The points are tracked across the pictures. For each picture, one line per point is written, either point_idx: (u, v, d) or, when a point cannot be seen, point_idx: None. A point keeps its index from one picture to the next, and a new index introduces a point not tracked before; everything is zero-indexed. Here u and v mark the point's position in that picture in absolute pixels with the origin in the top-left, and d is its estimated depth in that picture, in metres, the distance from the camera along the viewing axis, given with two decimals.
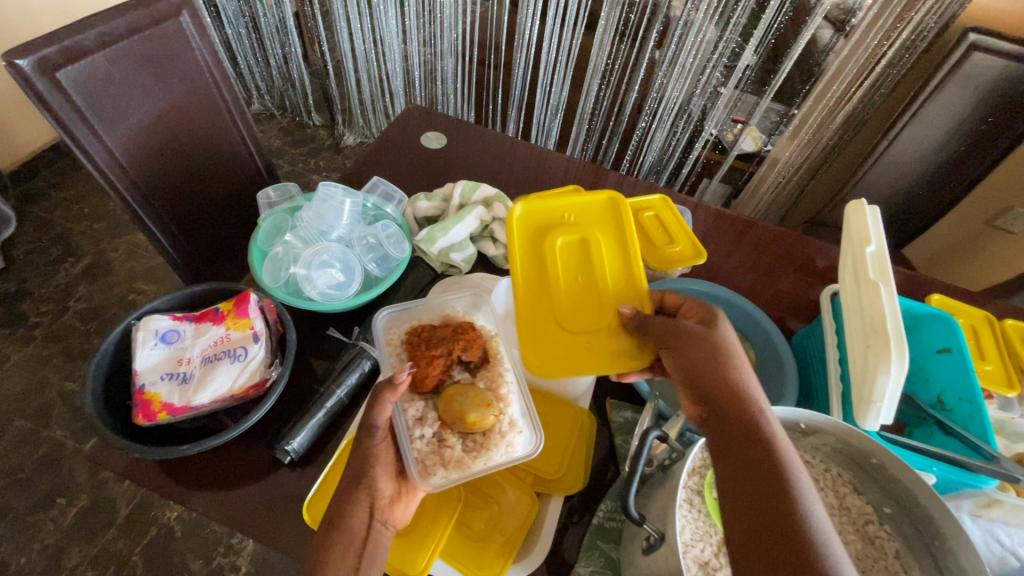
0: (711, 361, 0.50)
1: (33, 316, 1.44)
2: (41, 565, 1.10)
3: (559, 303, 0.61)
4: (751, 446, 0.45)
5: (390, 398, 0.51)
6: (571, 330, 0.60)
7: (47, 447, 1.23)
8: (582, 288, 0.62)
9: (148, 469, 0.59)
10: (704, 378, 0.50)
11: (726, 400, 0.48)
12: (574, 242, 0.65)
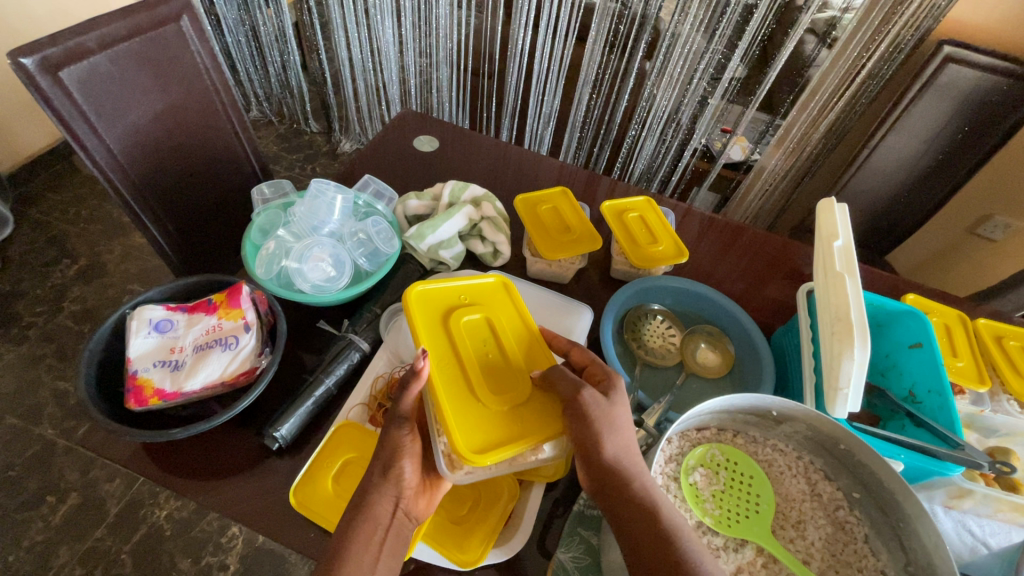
0: (595, 439, 0.49)
1: (28, 316, 1.45)
2: (28, 564, 1.09)
3: (472, 379, 0.56)
4: (644, 523, 0.46)
5: (415, 385, 0.53)
6: (493, 407, 0.55)
7: (37, 446, 1.23)
8: (494, 361, 0.58)
9: (138, 457, 0.60)
10: (591, 460, 0.49)
11: (616, 477, 0.48)
12: (480, 315, 0.61)
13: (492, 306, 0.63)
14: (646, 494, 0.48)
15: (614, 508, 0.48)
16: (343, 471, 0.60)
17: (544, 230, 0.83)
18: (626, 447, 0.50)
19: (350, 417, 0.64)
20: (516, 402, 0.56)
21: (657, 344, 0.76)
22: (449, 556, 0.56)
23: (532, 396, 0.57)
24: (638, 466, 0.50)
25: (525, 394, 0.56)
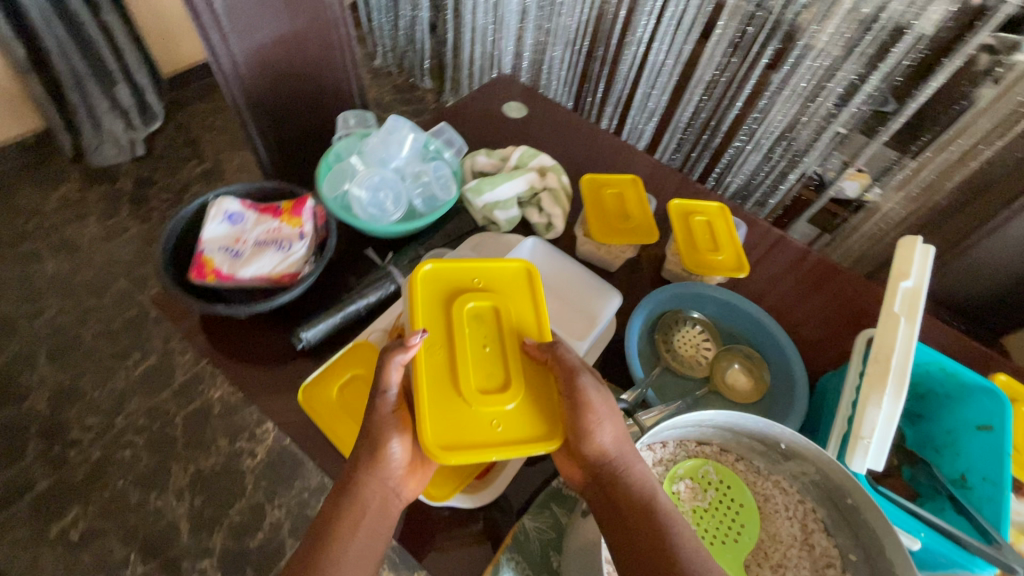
0: (597, 424, 0.52)
1: (155, 200, 1.68)
2: (107, 403, 1.29)
3: (459, 372, 0.56)
4: (636, 509, 0.49)
5: (400, 359, 0.54)
6: (477, 405, 0.55)
7: (135, 309, 1.44)
8: (490, 355, 0.59)
9: (192, 327, 0.69)
10: (589, 446, 0.52)
11: (610, 463, 0.51)
12: (485, 302, 0.61)
13: (498, 294, 0.63)
14: (639, 482, 0.51)
15: (609, 495, 0.51)
16: (350, 382, 0.65)
17: (602, 214, 0.82)
18: (621, 433, 0.53)
19: (370, 338, 0.68)
20: (505, 400, 0.56)
21: (687, 353, 0.73)
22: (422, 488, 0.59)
23: (521, 397, 0.57)
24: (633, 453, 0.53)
25: (513, 398, 0.56)
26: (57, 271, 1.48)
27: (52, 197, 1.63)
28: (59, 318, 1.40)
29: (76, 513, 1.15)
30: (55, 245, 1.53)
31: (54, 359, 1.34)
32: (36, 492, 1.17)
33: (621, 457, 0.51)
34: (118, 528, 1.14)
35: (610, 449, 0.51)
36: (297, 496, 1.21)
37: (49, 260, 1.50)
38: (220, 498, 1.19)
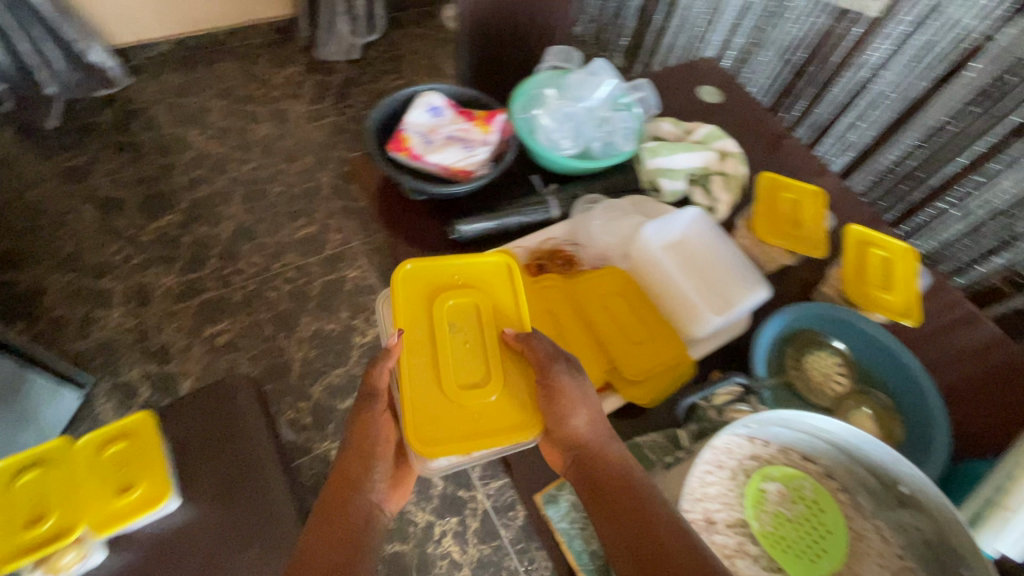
0: (568, 415, 0.57)
1: (354, 100, 1.90)
2: (271, 249, 1.52)
3: (440, 370, 0.61)
4: (614, 493, 0.52)
5: (387, 362, 0.60)
6: (458, 397, 0.60)
7: (313, 184, 1.67)
8: (469, 349, 0.63)
9: (373, 192, 0.79)
10: (564, 429, 0.56)
11: (587, 445, 0.55)
12: (466, 300, 0.65)
13: (477, 290, 0.67)
14: (615, 465, 0.54)
15: (587, 479, 0.54)
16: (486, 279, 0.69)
17: (772, 214, 0.79)
18: (594, 415, 0.57)
19: (515, 250, 0.73)
20: (489, 394, 0.61)
21: (817, 377, 0.68)
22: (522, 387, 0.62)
23: (502, 391, 0.62)
24: (607, 439, 0.56)
25: (494, 391, 0.61)
26: (267, 134, 1.75)
27: (281, 73, 1.91)
28: (257, 172, 1.67)
29: (225, 324, 1.38)
30: (271, 113, 1.81)
31: (245, 202, 1.60)
32: (203, 297, 1.42)
33: (593, 441, 0.55)
34: (250, 349, 1.36)
35: (582, 431, 0.56)
36: None
37: (264, 123, 1.78)
38: (328, 358, 1.36)
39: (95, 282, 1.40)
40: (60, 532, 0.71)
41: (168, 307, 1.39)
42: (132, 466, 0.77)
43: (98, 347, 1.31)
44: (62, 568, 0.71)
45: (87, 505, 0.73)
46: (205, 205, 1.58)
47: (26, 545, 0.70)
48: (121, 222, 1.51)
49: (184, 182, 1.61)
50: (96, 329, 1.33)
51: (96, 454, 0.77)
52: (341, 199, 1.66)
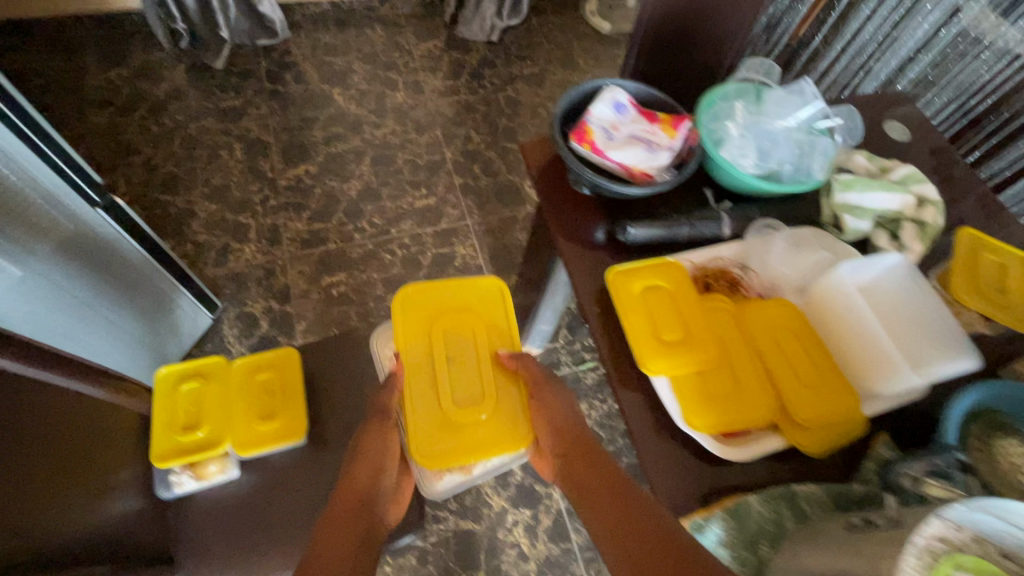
0: (558, 422, 0.74)
1: (486, 80, 1.93)
2: (391, 214, 1.58)
3: (441, 391, 0.77)
4: (597, 477, 0.65)
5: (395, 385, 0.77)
6: (459, 417, 0.76)
7: (438, 157, 1.71)
8: (468, 372, 0.79)
9: (542, 181, 0.80)
10: (554, 433, 0.73)
11: (571, 448, 0.71)
12: (464, 331, 0.82)
13: (477, 321, 0.83)
14: (597, 458, 0.68)
15: (572, 477, 0.69)
16: (654, 288, 0.67)
17: (973, 274, 0.71)
18: (571, 421, 0.74)
19: (683, 264, 0.70)
20: (486, 414, 0.77)
21: (1011, 470, 0.56)
22: (682, 407, 0.59)
23: (497, 411, 0.78)
24: (587, 441, 0.71)
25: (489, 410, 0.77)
26: (401, 102, 1.81)
27: (422, 46, 1.97)
28: (388, 137, 1.73)
29: (341, 277, 1.45)
30: (408, 82, 1.86)
31: (374, 164, 1.67)
32: (325, 248, 1.49)
33: (575, 442, 0.72)
34: (360, 305, 1.42)
35: (567, 433, 0.73)
36: None
37: (400, 92, 1.84)
38: None
39: (235, 217, 1.51)
40: (212, 444, 0.83)
41: (294, 252, 1.47)
42: (273, 398, 0.87)
43: (230, 276, 1.41)
44: (206, 476, 0.81)
45: (236, 426, 0.85)
46: (338, 161, 1.66)
47: (186, 447, 0.83)
48: (264, 164, 1.61)
49: (322, 136, 1.69)
50: (231, 260, 1.44)
51: (247, 381, 0.89)
52: (462, 176, 1.69)
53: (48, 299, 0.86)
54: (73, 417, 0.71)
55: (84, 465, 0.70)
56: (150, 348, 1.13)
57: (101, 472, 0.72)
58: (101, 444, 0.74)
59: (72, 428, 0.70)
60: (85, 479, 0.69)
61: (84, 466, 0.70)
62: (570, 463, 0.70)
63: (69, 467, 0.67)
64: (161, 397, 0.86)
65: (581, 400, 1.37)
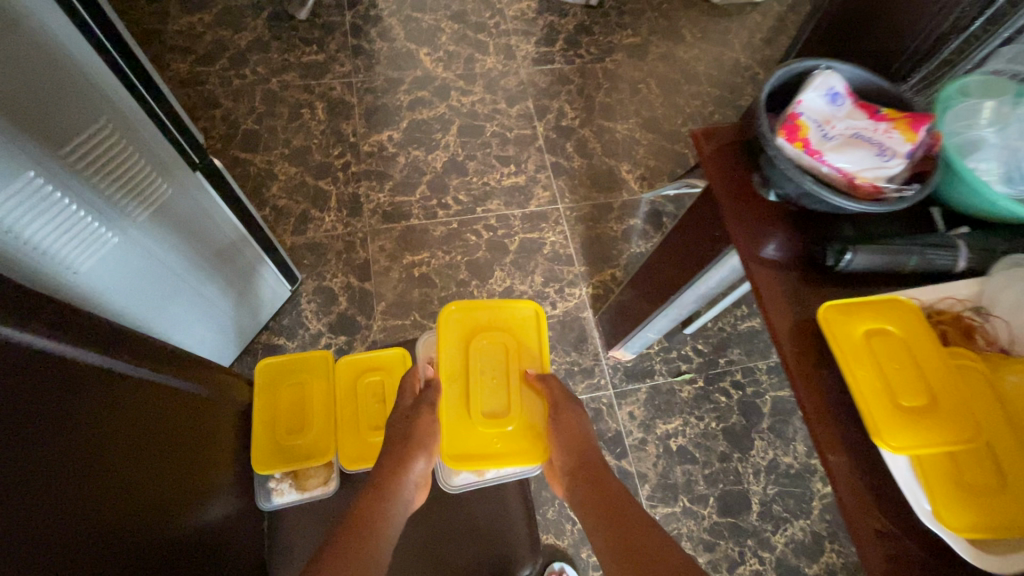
0: (572, 439, 0.77)
1: (583, 49, 1.75)
2: (477, 191, 1.46)
3: (471, 397, 0.81)
4: (605, 492, 0.69)
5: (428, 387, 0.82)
6: (483, 425, 0.80)
7: (528, 132, 1.57)
8: (494, 383, 0.83)
9: (722, 183, 0.67)
10: (564, 454, 0.76)
11: (580, 466, 0.74)
12: (499, 342, 0.85)
13: (511, 335, 0.86)
14: (605, 476, 0.72)
15: (580, 494, 0.71)
16: (882, 335, 0.54)
17: None
18: (578, 436, 0.77)
19: (913, 304, 0.56)
20: (509, 428, 0.81)
21: None
22: (927, 496, 0.47)
23: (519, 425, 0.81)
24: (594, 457, 0.74)
25: (513, 422, 0.81)
26: (492, 68, 1.66)
27: (515, 6, 1.80)
28: (477, 106, 1.59)
29: (423, 257, 1.35)
30: (499, 47, 1.71)
31: (460, 135, 1.54)
32: (408, 224, 1.39)
33: (584, 460, 0.74)
34: (442, 288, 1.32)
35: (575, 450, 0.75)
36: (567, 362, 1.28)
37: (491, 56, 1.68)
38: None
39: (315, 182, 1.42)
40: (312, 454, 0.80)
41: (375, 225, 1.38)
42: (382, 409, 0.85)
43: (310, 246, 1.33)
44: (309, 488, 0.79)
45: (342, 435, 0.82)
46: (422, 129, 1.54)
47: (284, 454, 0.79)
48: (346, 127, 1.51)
49: (406, 100, 1.57)
50: (310, 228, 1.36)
51: (354, 384, 0.86)
52: (553, 155, 1.55)
53: (143, 269, 0.79)
54: (165, 419, 0.62)
55: (173, 476, 0.61)
56: (229, 322, 1.07)
57: (189, 483, 0.64)
58: (193, 452, 0.66)
59: (163, 432, 0.61)
60: (172, 494, 0.60)
61: (172, 479, 0.61)
62: (583, 476, 0.72)
63: (156, 480, 0.58)
64: (263, 391, 0.82)
65: (675, 414, 1.25)
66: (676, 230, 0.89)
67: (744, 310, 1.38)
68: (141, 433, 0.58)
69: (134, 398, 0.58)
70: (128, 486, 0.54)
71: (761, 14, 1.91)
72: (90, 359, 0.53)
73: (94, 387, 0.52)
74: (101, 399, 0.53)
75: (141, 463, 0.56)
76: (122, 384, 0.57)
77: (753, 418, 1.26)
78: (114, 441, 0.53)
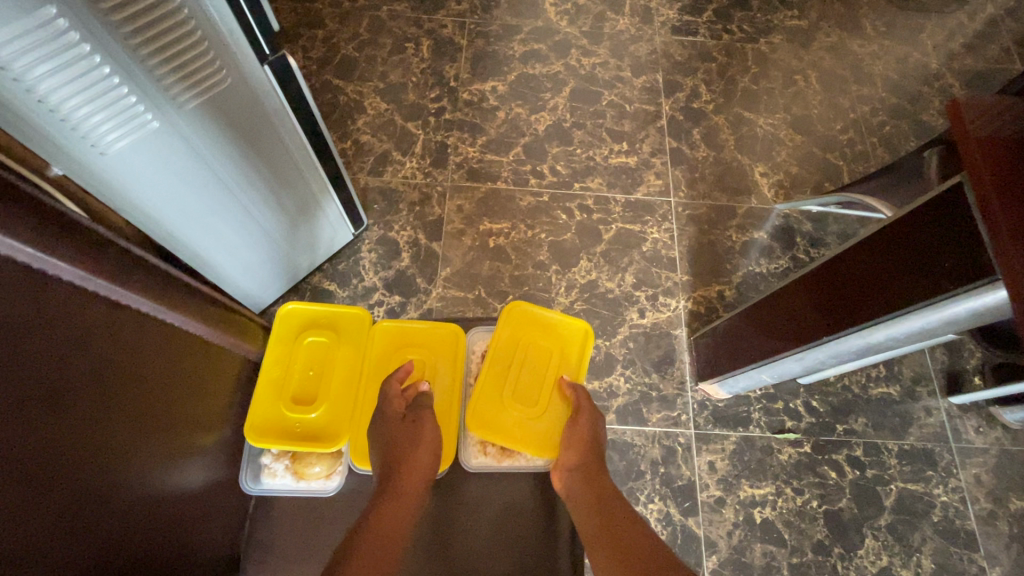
0: (581, 442, 0.68)
1: (736, 24, 1.47)
2: (579, 165, 1.26)
3: (505, 385, 0.74)
4: (609, 504, 0.61)
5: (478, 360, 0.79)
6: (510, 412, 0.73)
7: (651, 109, 1.34)
8: (529, 378, 0.75)
9: (1001, 195, 0.45)
10: (571, 456, 0.67)
11: (584, 471, 0.65)
12: (551, 343, 0.77)
13: (556, 338, 0.78)
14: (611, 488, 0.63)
15: (578, 499, 0.62)
16: None
17: None
18: (586, 442, 0.68)
19: None
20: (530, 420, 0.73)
21: None
22: None
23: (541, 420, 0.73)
24: (600, 468, 0.66)
25: (535, 416, 0.73)
26: (623, 30, 1.43)
27: None
28: (597, 70, 1.38)
29: (503, 226, 1.18)
30: (636, 8, 1.47)
31: (572, 99, 1.34)
32: (493, 186, 1.22)
33: (589, 467, 0.66)
34: (517, 267, 1.15)
35: (582, 455, 0.67)
36: (644, 385, 1.06)
37: (624, 17, 1.45)
38: (593, 322, 1.11)
39: (403, 123, 1.28)
40: (323, 435, 0.66)
41: (458, 181, 1.22)
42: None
43: (384, 191, 1.20)
44: (307, 478, 0.65)
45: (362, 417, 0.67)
46: (531, 85, 1.35)
47: (290, 429, 0.65)
48: (449, 70, 1.35)
49: (520, 51, 1.38)
50: (388, 171, 1.22)
51: (387, 357, 0.71)
52: (676, 139, 1.31)
53: (185, 168, 0.67)
54: (122, 365, 0.45)
55: (117, 446, 0.44)
56: (280, 254, 0.95)
57: (139, 460, 0.47)
58: (151, 417, 0.48)
59: (117, 381, 0.44)
60: (100, 470, 0.42)
61: (111, 450, 0.43)
62: (584, 476, 0.64)
63: (125, 442, 0.45)
64: (278, 343, 0.69)
65: (767, 479, 1.01)
66: (868, 248, 0.64)
67: (881, 372, 1.08)
68: (78, 377, 0.40)
69: (75, 328, 0.40)
70: (23, 455, 0.36)
71: (968, 13, 1.52)
72: (13, 252, 0.35)
73: (1, 297, 0.34)
74: (6, 317, 0.35)
75: (59, 421, 0.38)
76: (53, 304, 0.38)
77: (869, 510, 0.99)
78: (12, 382, 0.35)
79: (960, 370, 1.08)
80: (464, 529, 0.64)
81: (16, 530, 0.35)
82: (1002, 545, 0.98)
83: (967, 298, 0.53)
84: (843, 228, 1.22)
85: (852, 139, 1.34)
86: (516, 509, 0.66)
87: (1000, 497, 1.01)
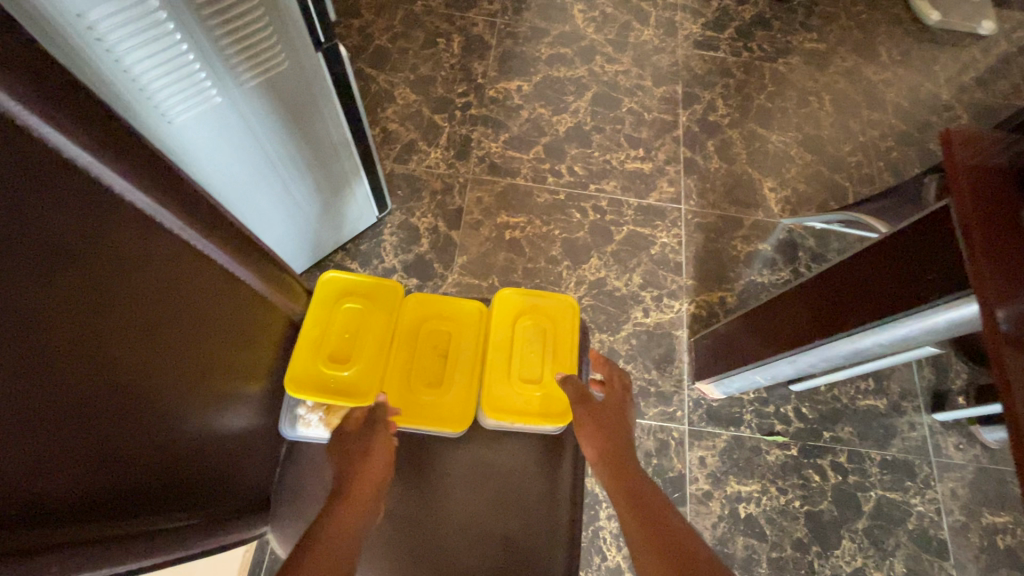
0: (609, 431, 0.65)
1: (756, 43, 1.52)
2: (596, 167, 1.32)
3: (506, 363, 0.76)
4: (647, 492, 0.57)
5: None
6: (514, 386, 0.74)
7: (668, 118, 1.40)
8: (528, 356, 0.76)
9: (977, 211, 0.51)
10: (598, 447, 0.63)
11: (615, 461, 0.61)
12: (541, 321, 0.78)
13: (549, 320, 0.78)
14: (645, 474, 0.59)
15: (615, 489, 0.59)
16: None
17: None
18: (611, 431, 0.64)
19: None
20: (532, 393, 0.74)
21: None
22: None
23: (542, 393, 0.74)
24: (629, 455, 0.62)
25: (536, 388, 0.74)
26: (647, 40, 1.49)
27: None
28: (620, 77, 1.43)
29: (519, 220, 1.23)
30: (661, 20, 1.52)
31: (594, 104, 1.39)
32: (512, 181, 1.28)
33: (620, 455, 0.62)
34: (530, 260, 1.20)
35: (611, 443, 0.63)
36: (644, 380, 1.11)
37: (649, 28, 1.50)
38: (599, 317, 1.16)
39: (431, 114, 1.33)
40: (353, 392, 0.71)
41: (479, 174, 1.27)
42: (439, 364, 0.75)
43: (408, 178, 1.25)
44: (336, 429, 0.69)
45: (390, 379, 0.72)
46: (555, 87, 1.40)
47: (324, 384, 0.70)
48: (477, 67, 1.40)
49: (546, 53, 1.44)
50: (413, 160, 1.28)
51: (416, 328, 0.76)
52: (690, 150, 1.36)
53: (242, 145, 0.74)
54: (201, 311, 0.51)
55: (189, 379, 0.50)
56: (314, 229, 1.02)
57: (205, 396, 0.53)
58: (219, 361, 0.55)
59: (194, 324, 0.51)
60: (174, 399, 0.49)
61: (184, 383, 0.50)
62: (616, 465, 0.61)
63: (196, 378, 0.51)
64: (319, 306, 0.74)
65: (753, 477, 1.06)
66: (859, 262, 0.69)
67: (870, 386, 1.14)
68: (164, 316, 0.47)
69: (168, 274, 0.47)
70: (118, 376, 0.42)
71: (982, 49, 1.57)
72: (133, 199, 0.43)
73: (116, 233, 0.41)
74: (118, 253, 0.41)
75: (146, 352, 0.45)
76: (154, 249, 0.45)
77: (847, 513, 1.04)
78: (117, 313, 0.42)
79: (946, 390, 1.13)
80: (472, 489, 0.68)
81: (104, 437, 0.41)
82: (972, 556, 1.03)
83: (948, 308, 0.57)
84: (844, 246, 1.27)
85: (860, 161, 1.39)
86: (520, 472, 0.69)
87: (974, 511, 1.06)
